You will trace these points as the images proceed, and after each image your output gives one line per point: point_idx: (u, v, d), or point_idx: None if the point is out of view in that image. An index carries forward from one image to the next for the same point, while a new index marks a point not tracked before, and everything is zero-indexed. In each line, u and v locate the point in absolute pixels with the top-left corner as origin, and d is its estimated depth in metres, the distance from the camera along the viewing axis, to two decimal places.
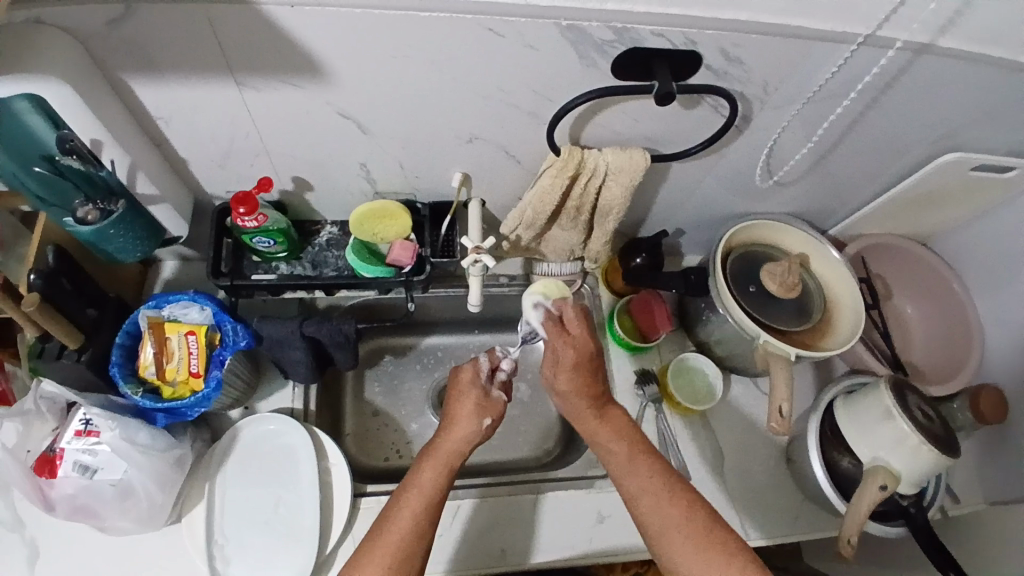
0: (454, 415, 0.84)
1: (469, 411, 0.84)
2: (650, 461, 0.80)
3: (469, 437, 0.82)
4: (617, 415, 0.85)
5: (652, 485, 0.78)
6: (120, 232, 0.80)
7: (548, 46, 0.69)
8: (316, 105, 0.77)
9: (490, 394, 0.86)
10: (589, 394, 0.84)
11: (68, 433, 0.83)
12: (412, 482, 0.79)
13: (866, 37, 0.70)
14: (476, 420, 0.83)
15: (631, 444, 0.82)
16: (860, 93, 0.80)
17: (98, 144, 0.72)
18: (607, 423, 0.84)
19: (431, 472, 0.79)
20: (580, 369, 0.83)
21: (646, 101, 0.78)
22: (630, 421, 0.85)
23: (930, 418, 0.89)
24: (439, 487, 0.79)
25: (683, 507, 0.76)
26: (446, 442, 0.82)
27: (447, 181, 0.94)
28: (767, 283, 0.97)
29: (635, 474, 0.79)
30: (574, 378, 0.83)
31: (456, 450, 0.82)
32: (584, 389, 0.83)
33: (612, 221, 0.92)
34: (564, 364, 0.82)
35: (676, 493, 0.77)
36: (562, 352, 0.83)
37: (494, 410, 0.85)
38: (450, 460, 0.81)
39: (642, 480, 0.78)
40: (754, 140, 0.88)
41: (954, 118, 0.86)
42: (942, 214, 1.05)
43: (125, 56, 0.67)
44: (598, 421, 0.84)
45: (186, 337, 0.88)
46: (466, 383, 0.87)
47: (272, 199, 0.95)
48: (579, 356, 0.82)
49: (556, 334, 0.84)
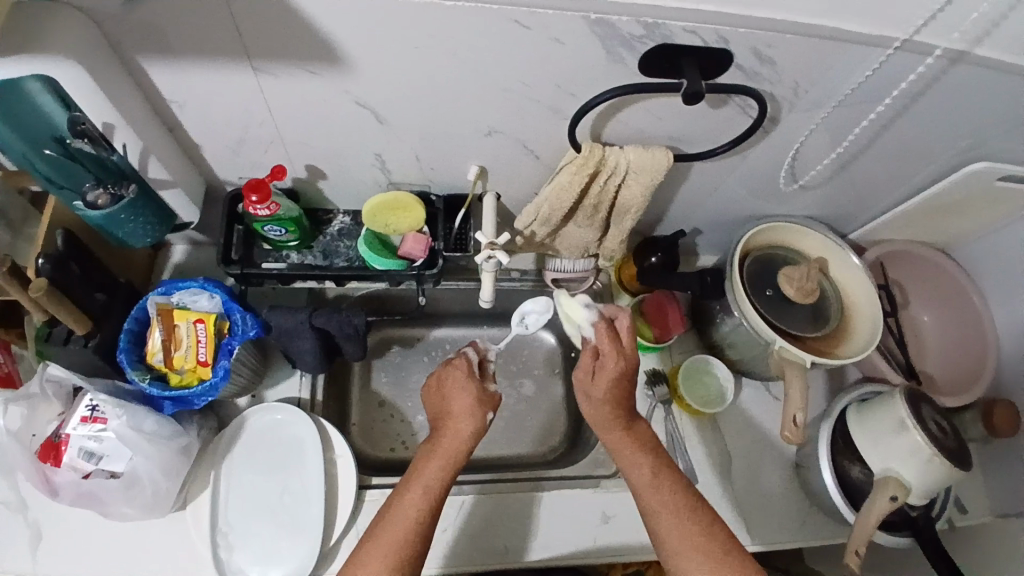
0: (452, 410, 0.83)
1: (469, 406, 0.82)
2: (673, 479, 0.79)
3: (475, 431, 0.81)
4: (642, 430, 0.83)
5: (674, 506, 0.77)
6: (131, 217, 0.79)
7: (575, 40, 0.66)
8: (333, 93, 0.75)
9: (485, 388, 0.85)
10: (623, 403, 0.82)
11: (74, 419, 0.82)
12: (416, 479, 0.78)
13: (903, 41, 0.68)
14: (476, 416, 0.82)
15: (657, 459, 0.80)
16: (892, 99, 0.78)
17: (109, 128, 0.71)
18: (633, 436, 0.82)
19: (436, 466, 0.78)
20: (621, 381, 0.82)
21: (671, 100, 0.76)
22: (654, 437, 0.83)
23: (944, 430, 0.88)
24: (444, 481, 0.78)
25: (703, 530, 0.75)
26: (450, 436, 0.81)
27: (463, 174, 0.92)
28: (784, 288, 0.95)
29: (659, 493, 0.77)
30: (615, 386, 0.81)
31: (462, 442, 0.81)
32: (623, 397, 0.82)
33: (630, 220, 0.90)
34: (609, 371, 0.81)
35: (697, 514, 0.76)
36: (608, 359, 0.82)
37: (492, 404, 0.84)
38: (456, 457, 0.80)
39: (666, 498, 0.77)
40: (779, 142, 0.86)
41: (986, 129, 0.84)
42: (967, 222, 1.03)
43: (138, 37, 0.65)
44: (624, 433, 0.82)
45: (194, 325, 0.86)
46: (461, 376, 0.85)
47: (285, 186, 0.93)
48: (623, 367, 0.82)
49: (608, 338, 0.83)
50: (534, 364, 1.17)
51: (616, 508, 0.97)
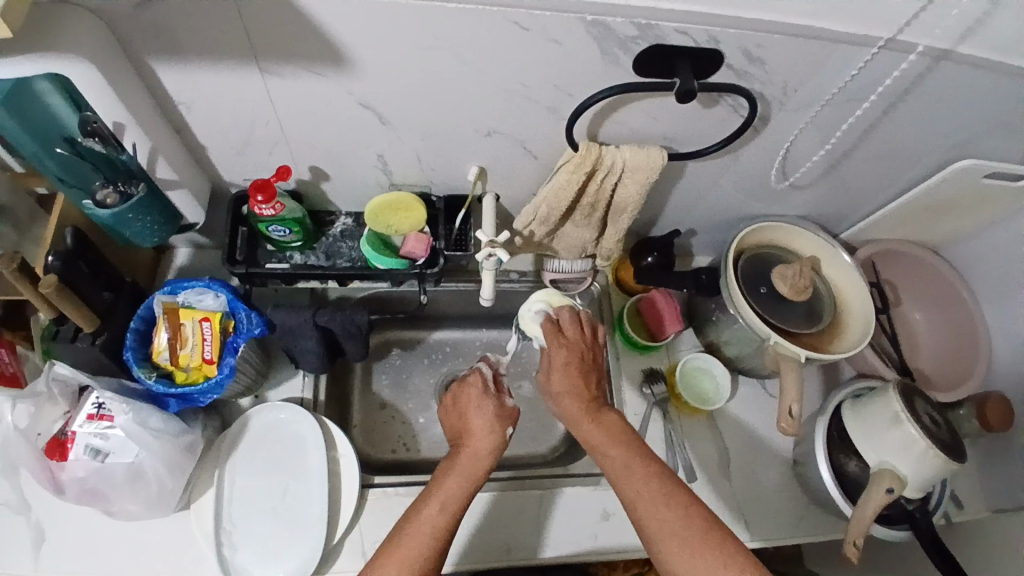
0: (471, 428, 0.85)
1: (488, 423, 0.85)
2: (645, 464, 0.79)
3: (494, 447, 0.83)
4: (612, 419, 0.85)
5: (648, 491, 0.77)
6: (138, 216, 0.81)
7: (571, 40, 0.69)
8: (338, 94, 0.77)
9: (503, 402, 0.88)
10: (584, 394, 0.87)
11: (80, 417, 0.83)
12: (433, 493, 0.79)
13: (886, 40, 0.71)
14: (496, 430, 0.85)
15: (626, 448, 0.81)
16: (877, 98, 0.80)
17: (120, 127, 0.73)
18: (600, 426, 0.84)
19: (456, 480, 0.80)
20: (573, 370, 0.87)
21: (664, 100, 0.78)
22: (625, 424, 0.85)
23: (937, 423, 0.90)
24: (464, 496, 0.79)
25: (679, 512, 0.75)
26: (469, 452, 0.83)
27: (463, 175, 0.95)
28: (778, 285, 0.97)
29: (632, 480, 0.79)
30: (567, 379, 0.87)
31: (481, 458, 0.82)
32: (580, 388, 0.87)
33: (627, 219, 0.92)
34: (555, 366, 0.88)
35: (673, 496, 0.76)
36: (554, 353, 0.89)
37: (510, 417, 0.87)
38: (475, 474, 0.81)
39: (637, 485, 0.78)
40: (770, 141, 0.89)
41: (970, 127, 0.86)
42: (954, 220, 1.05)
43: (150, 39, 0.67)
44: (592, 425, 0.84)
45: (200, 323, 0.88)
46: (478, 394, 0.88)
47: (289, 188, 0.95)
48: (571, 357, 0.88)
49: (552, 334, 0.90)
50: (532, 365, 1.18)
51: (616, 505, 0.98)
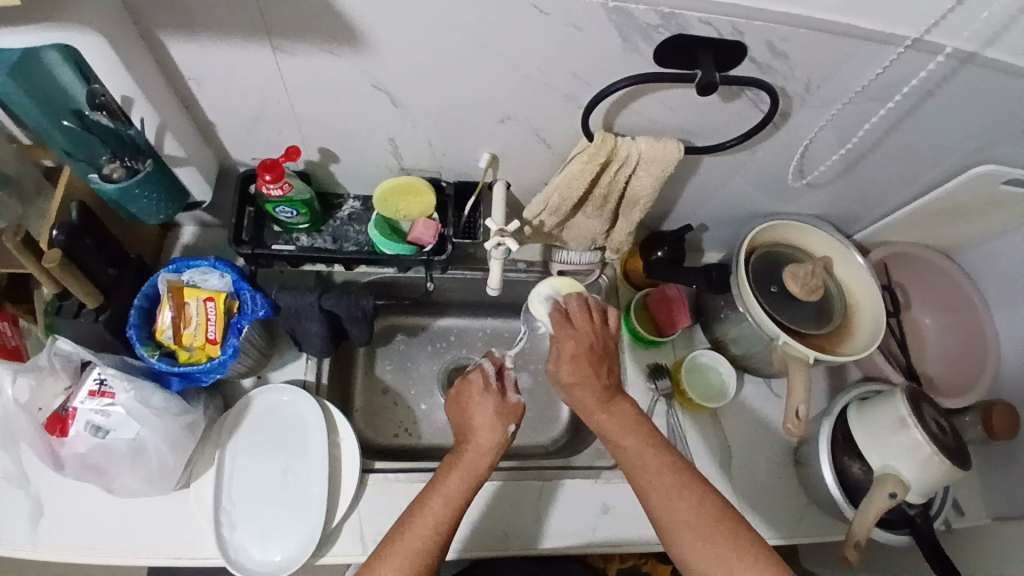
0: (473, 425, 0.84)
1: (490, 419, 0.84)
2: (660, 453, 0.79)
3: (496, 444, 0.82)
4: (626, 409, 0.83)
5: (661, 482, 0.77)
6: (145, 192, 0.80)
7: (593, 27, 0.67)
8: (352, 74, 0.76)
9: (507, 398, 0.86)
10: (596, 384, 0.83)
11: (81, 393, 0.83)
12: (436, 488, 0.79)
13: (914, 40, 0.69)
14: (501, 427, 0.83)
15: (641, 436, 0.81)
16: (901, 98, 0.79)
17: (128, 101, 0.71)
18: (614, 415, 0.82)
19: (457, 477, 0.79)
20: (581, 362, 0.83)
21: (683, 91, 0.77)
22: (637, 412, 0.83)
23: (942, 429, 0.89)
24: (466, 491, 0.79)
25: (693, 501, 0.75)
26: (471, 451, 0.82)
27: (474, 161, 0.93)
28: (789, 284, 0.96)
29: (645, 471, 0.78)
30: (577, 369, 0.83)
31: (484, 455, 0.81)
32: (592, 378, 0.83)
33: (638, 212, 0.91)
34: (564, 356, 0.84)
35: (686, 486, 0.76)
36: (563, 343, 0.84)
37: (515, 413, 0.85)
38: (478, 472, 0.80)
39: (651, 474, 0.78)
40: (789, 138, 0.87)
41: (991, 132, 0.85)
42: (971, 224, 1.03)
43: (162, 12, 0.65)
44: (604, 414, 0.82)
45: (204, 303, 0.87)
46: (478, 390, 0.87)
47: (298, 169, 0.94)
48: (580, 347, 0.84)
49: (560, 325, 0.86)
50: (534, 356, 1.17)
51: (616, 499, 0.98)
